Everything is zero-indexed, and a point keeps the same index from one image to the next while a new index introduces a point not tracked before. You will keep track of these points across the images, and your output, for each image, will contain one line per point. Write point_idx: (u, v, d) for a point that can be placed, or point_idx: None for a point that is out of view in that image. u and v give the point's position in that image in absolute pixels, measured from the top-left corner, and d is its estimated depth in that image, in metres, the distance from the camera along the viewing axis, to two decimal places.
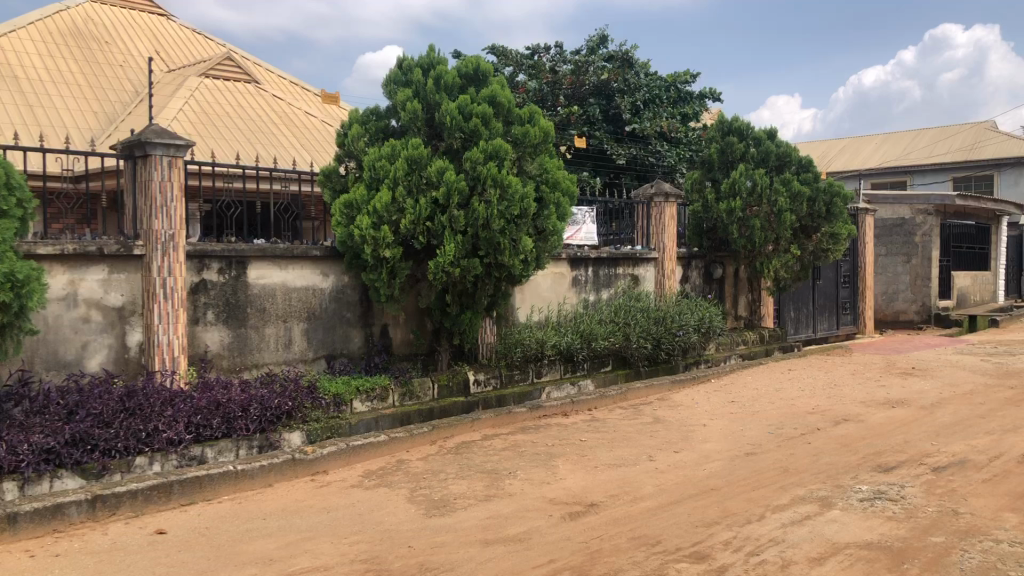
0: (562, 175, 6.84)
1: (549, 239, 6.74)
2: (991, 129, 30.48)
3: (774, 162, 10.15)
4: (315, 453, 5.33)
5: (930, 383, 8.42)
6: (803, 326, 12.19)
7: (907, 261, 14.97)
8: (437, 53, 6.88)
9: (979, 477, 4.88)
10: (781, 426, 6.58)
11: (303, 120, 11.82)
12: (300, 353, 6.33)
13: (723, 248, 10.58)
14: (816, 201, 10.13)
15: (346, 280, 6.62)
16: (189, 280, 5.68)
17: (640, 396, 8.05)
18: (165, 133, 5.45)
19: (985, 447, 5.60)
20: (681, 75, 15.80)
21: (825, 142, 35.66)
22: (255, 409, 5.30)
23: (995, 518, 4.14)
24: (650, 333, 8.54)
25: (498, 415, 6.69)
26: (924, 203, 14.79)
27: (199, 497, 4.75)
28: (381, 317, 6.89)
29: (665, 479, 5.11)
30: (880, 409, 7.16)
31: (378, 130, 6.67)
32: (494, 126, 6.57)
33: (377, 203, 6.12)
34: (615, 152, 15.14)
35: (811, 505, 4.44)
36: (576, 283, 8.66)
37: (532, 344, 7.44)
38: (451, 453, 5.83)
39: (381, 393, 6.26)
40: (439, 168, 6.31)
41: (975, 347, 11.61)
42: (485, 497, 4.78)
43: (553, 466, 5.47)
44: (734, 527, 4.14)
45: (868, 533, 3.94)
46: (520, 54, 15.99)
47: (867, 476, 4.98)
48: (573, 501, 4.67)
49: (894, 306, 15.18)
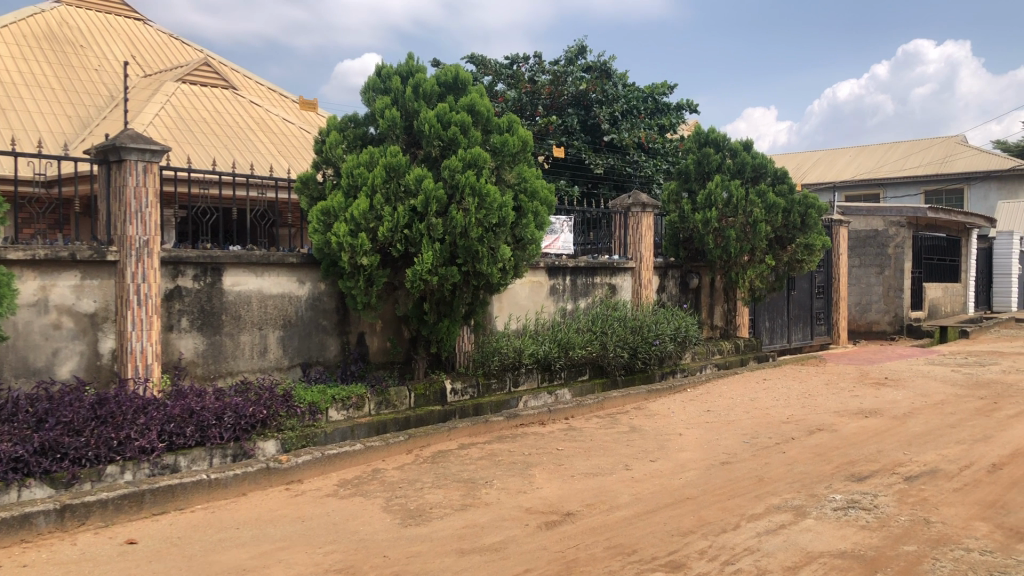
0: (541, 184, 6.86)
1: (527, 248, 6.74)
2: (962, 144, 31.07)
3: (750, 173, 10.26)
4: (289, 462, 5.29)
5: (902, 393, 8.51)
6: (777, 336, 12.30)
7: (880, 272, 15.16)
8: (417, 62, 6.89)
9: (951, 487, 4.93)
10: (756, 436, 6.62)
11: (280, 127, 11.77)
12: (275, 361, 6.28)
13: (699, 259, 10.64)
14: (791, 212, 10.24)
15: (322, 288, 6.59)
16: (163, 287, 5.63)
17: (617, 405, 8.08)
18: (141, 138, 5.37)
19: (956, 457, 5.68)
20: (659, 86, 15.93)
21: (800, 155, 36.09)
22: (229, 417, 5.25)
23: (966, 527, 4.19)
24: (627, 342, 8.59)
25: (475, 424, 6.67)
26: (897, 216, 14.97)
27: (171, 507, 4.69)
28: (358, 325, 6.86)
29: (641, 488, 5.12)
30: (854, 419, 7.23)
31: (356, 137, 6.66)
32: (473, 134, 6.57)
33: (355, 211, 6.10)
34: (593, 162, 15.21)
35: (786, 514, 4.48)
36: (554, 292, 8.68)
37: (509, 352, 7.46)
38: (428, 462, 5.81)
39: (357, 402, 6.23)
40: (418, 175, 6.31)
41: (947, 358, 11.76)
42: (461, 506, 4.77)
43: (530, 475, 5.47)
44: (710, 536, 4.16)
45: (841, 542, 3.98)
46: (499, 63, 16.06)
47: (840, 486, 5.03)
48: (549, 510, 4.67)
49: (868, 316, 15.35)
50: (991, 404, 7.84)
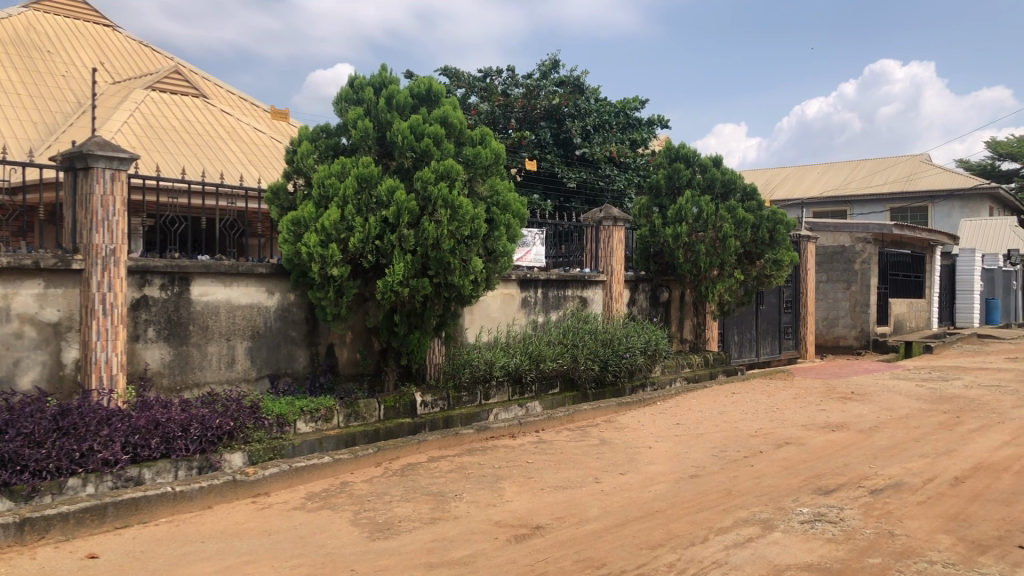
0: (513, 197, 6.87)
1: (499, 260, 6.75)
2: (926, 163, 31.68)
3: (720, 189, 10.38)
4: (256, 475, 5.22)
5: (868, 408, 8.62)
6: (746, 350, 12.40)
7: (847, 288, 15.37)
8: (390, 73, 6.89)
9: (915, 500, 5.00)
10: (724, 449, 6.67)
11: (251, 136, 11.69)
12: (243, 372, 6.21)
13: (669, 273, 10.70)
14: (759, 228, 10.37)
15: (292, 299, 6.53)
16: (130, 296, 5.55)
17: (587, 418, 8.08)
18: (109, 145, 5.34)
19: (919, 470, 5.75)
20: (630, 102, 16.08)
21: (768, 173, 36.55)
22: (196, 429, 5.18)
23: (929, 539, 4.24)
24: (597, 354, 8.61)
25: (444, 437, 6.63)
26: (863, 232, 15.18)
27: (134, 520, 4.61)
28: (327, 337, 6.81)
29: (611, 501, 5.13)
30: (820, 432, 7.30)
31: (328, 148, 6.63)
32: (446, 146, 6.59)
33: (326, 221, 6.06)
34: (566, 175, 15.29)
35: (754, 527, 4.50)
36: (525, 304, 8.68)
37: (480, 365, 7.45)
38: (397, 475, 5.77)
39: (326, 414, 6.18)
40: (390, 186, 6.30)
41: (912, 372, 11.93)
42: (430, 519, 4.74)
43: (499, 488, 5.45)
44: (679, 549, 4.17)
45: (808, 555, 4.01)
46: (472, 76, 16.10)
47: (808, 499, 5.07)
48: (518, 523, 4.66)
49: (835, 331, 15.54)
50: (953, 418, 7.97)
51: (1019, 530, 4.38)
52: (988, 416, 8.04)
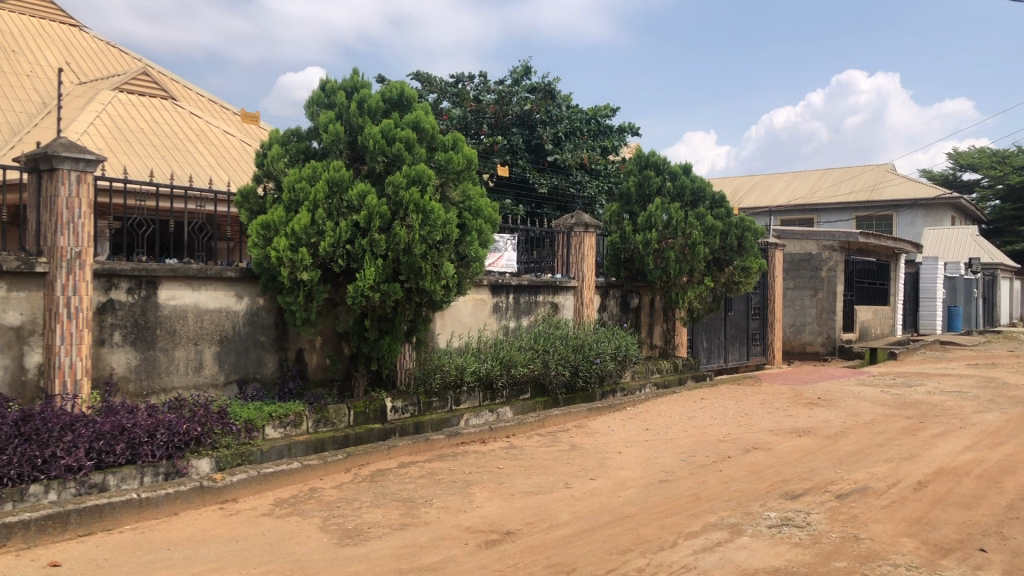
0: (485, 203, 6.88)
1: (471, 266, 6.75)
2: (891, 172, 32.23)
3: (689, 197, 10.49)
4: (223, 481, 5.17)
5: (834, 413, 8.73)
6: (714, 356, 12.51)
7: (814, 295, 15.56)
8: (362, 77, 6.88)
9: (879, 504, 5.07)
10: (693, 454, 6.72)
11: (220, 139, 11.58)
12: (211, 377, 6.14)
13: (639, 279, 10.76)
14: (728, 234, 10.49)
15: (261, 303, 6.47)
16: (96, 300, 5.47)
17: (558, 424, 8.10)
18: (74, 146, 5.25)
19: (884, 475, 5.84)
20: (601, 109, 16.19)
21: (737, 181, 36.96)
22: (162, 434, 5.11)
23: (893, 543, 4.31)
24: (568, 360, 8.64)
25: (415, 442, 6.61)
26: (829, 240, 15.36)
27: (98, 528, 4.54)
28: (297, 342, 6.76)
29: (581, 506, 5.14)
30: (787, 438, 7.38)
31: (298, 151, 6.60)
32: (418, 151, 6.57)
33: (296, 225, 6.02)
34: (537, 181, 15.33)
35: (722, 532, 4.54)
36: (496, 310, 8.68)
37: (451, 370, 7.43)
38: (367, 481, 5.74)
39: (295, 420, 6.13)
40: (361, 191, 6.28)
41: (877, 378, 12.11)
42: (400, 525, 4.72)
43: (470, 494, 5.44)
44: (648, 554, 4.20)
45: (775, 560, 4.05)
46: (444, 81, 16.11)
47: (775, 504, 5.12)
48: (489, 529, 4.66)
49: (802, 337, 15.74)
50: (917, 424, 8.10)
51: (980, 533, 4.46)
52: (950, 421, 8.18)
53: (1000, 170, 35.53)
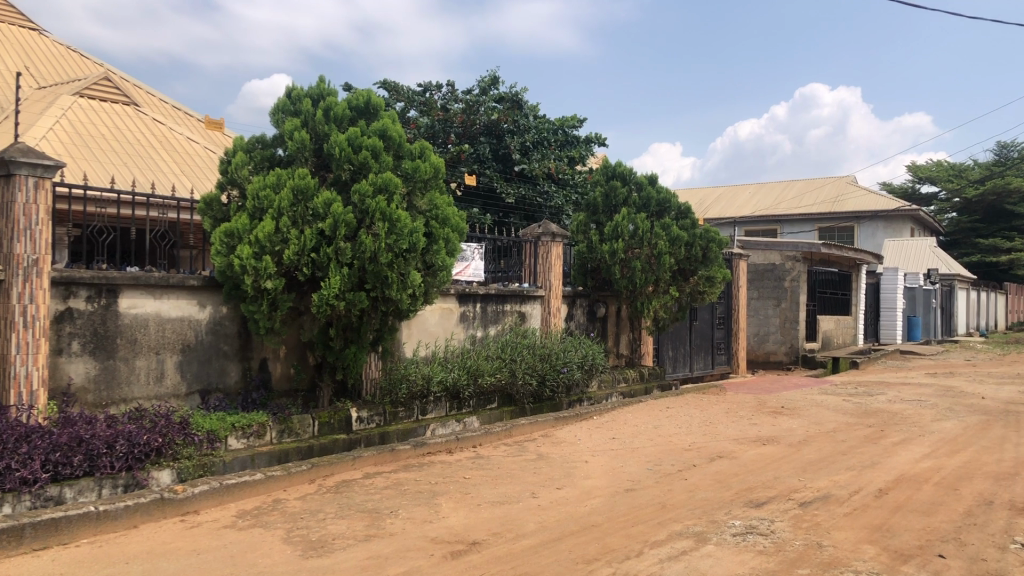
0: (452, 212, 6.88)
1: (438, 274, 6.73)
2: (852, 184, 32.83)
3: (655, 207, 10.59)
4: (185, 493, 5.08)
5: (797, 422, 8.82)
6: (680, 365, 12.60)
7: (777, 305, 15.76)
8: (329, 85, 6.85)
9: (841, 511, 5.14)
10: (659, 463, 6.75)
11: (184, 145, 11.43)
12: (173, 388, 6.05)
13: (605, 289, 10.81)
14: (693, 245, 10.63)
15: (224, 312, 6.39)
16: (54, 308, 5.37)
17: (524, 433, 8.10)
18: (33, 152, 5.16)
19: (846, 483, 5.92)
20: (569, 119, 16.33)
21: (701, 192, 37.39)
22: (122, 446, 5.02)
23: (855, 550, 4.36)
24: (535, 369, 8.64)
25: (380, 453, 6.56)
26: (792, 251, 15.45)
27: (54, 542, 4.44)
28: (260, 351, 6.68)
29: (547, 516, 5.14)
30: (751, 446, 7.45)
31: (263, 159, 6.54)
32: (384, 159, 6.54)
33: (260, 233, 5.95)
34: (504, 191, 15.37)
35: (687, 540, 4.56)
36: (463, 319, 8.67)
37: (417, 380, 7.41)
38: (331, 492, 5.67)
39: (258, 430, 6.05)
40: (326, 199, 6.23)
41: (839, 387, 12.27)
42: (365, 537, 4.67)
43: (436, 504, 5.40)
44: (614, 563, 4.21)
45: (740, 568, 4.08)
46: (412, 90, 16.09)
47: (739, 512, 5.16)
48: (455, 539, 4.63)
49: (766, 347, 15.93)
50: (878, 432, 8.23)
51: (939, 539, 4.54)
52: (910, 429, 8.32)
53: (957, 184, 36.41)
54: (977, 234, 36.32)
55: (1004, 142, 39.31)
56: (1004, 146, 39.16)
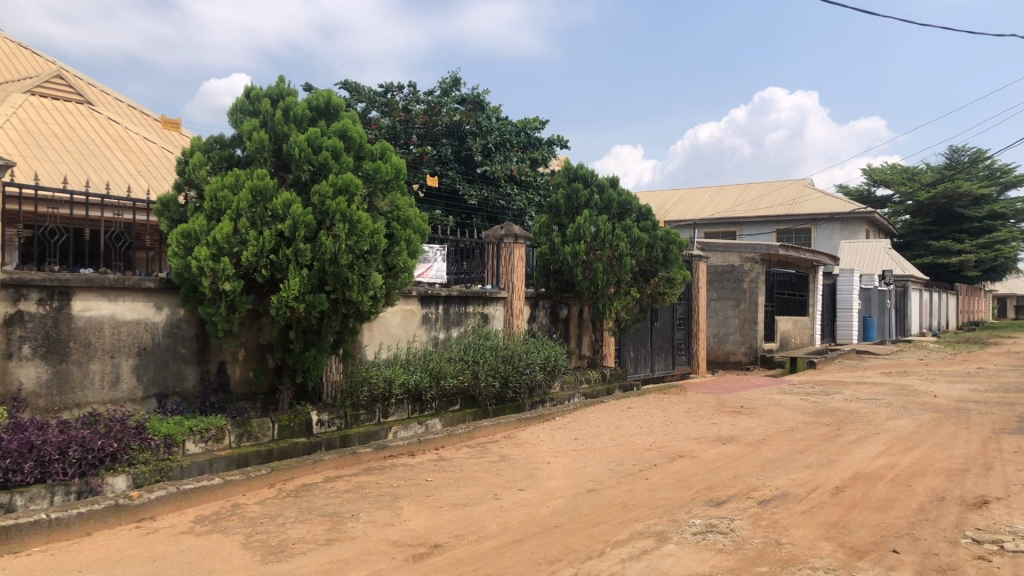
0: (414, 213, 6.86)
1: (399, 276, 6.71)
2: (810, 187, 33.40)
3: (616, 209, 10.69)
4: (140, 498, 4.99)
5: (756, 421, 8.94)
6: (641, 365, 12.69)
7: (736, 305, 15.95)
8: (288, 85, 6.78)
9: (799, 509, 5.21)
10: (620, 463, 6.80)
11: (140, 145, 11.24)
12: (128, 392, 5.94)
13: (568, 290, 10.85)
14: (654, 247, 10.74)
15: (181, 314, 6.29)
16: (3, 311, 5.24)
17: (487, 434, 8.10)
18: None
19: (804, 481, 6.01)
20: (531, 121, 16.39)
21: (662, 194, 37.73)
22: (75, 451, 4.92)
23: (812, 547, 4.43)
24: (498, 371, 8.64)
25: (341, 456, 6.51)
26: (751, 252, 15.69)
27: (4, 551, 4.33)
28: (219, 354, 6.59)
29: (510, 518, 5.13)
30: (711, 446, 7.54)
31: (221, 159, 6.46)
32: (345, 159, 6.50)
33: (217, 234, 5.86)
34: (467, 193, 15.35)
35: (648, 540, 4.60)
36: (426, 320, 8.63)
37: (380, 383, 7.36)
38: (291, 496, 5.61)
39: (217, 434, 5.97)
40: (286, 200, 6.17)
41: (797, 387, 12.46)
42: (325, 541, 4.63)
43: (398, 507, 5.38)
44: (576, 563, 4.22)
45: (700, 566, 4.12)
46: (373, 90, 16.01)
47: (699, 511, 5.21)
48: (417, 542, 4.61)
49: (725, 347, 16.12)
50: (834, 430, 8.37)
51: (893, 535, 4.63)
52: (865, 428, 8.47)
53: (910, 186, 37.21)
54: (929, 236, 37.11)
55: (955, 146, 40.33)
56: (955, 150, 40.13)
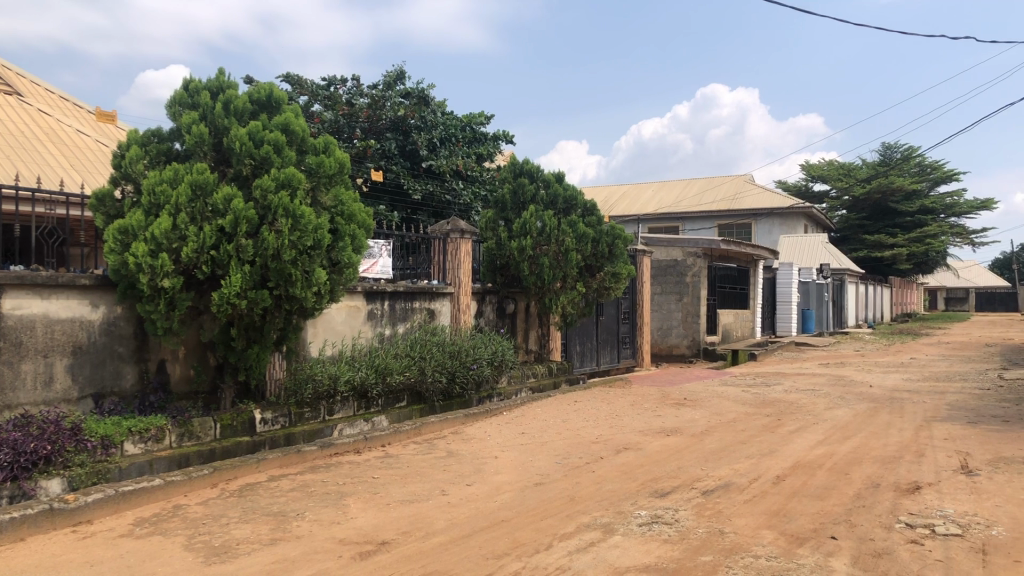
0: (358, 208, 6.79)
1: (344, 271, 6.64)
2: (750, 183, 34.07)
3: (562, 205, 10.76)
4: (76, 502, 4.85)
5: (699, 413, 9.10)
6: (587, 359, 12.80)
7: (680, 299, 16.21)
8: (228, 77, 6.65)
9: (741, 499, 5.32)
10: (567, 456, 6.85)
11: (73, 138, 10.90)
12: (63, 392, 5.76)
13: (514, 285, 10.85)
14: (600, 242, 10.88)
15: (118, 312, 6.13)
16: None
17: (434, 431, 8.07)
18: None
19: (745, 471, 6.13)
20: (476, 116, 16.42)
21: (606, 190, 38.04)
22: (6, 454, 4.76)
23: (754, 535, 4.53)
24: (445, 366, 8.62)
25: (286, 455, 6.42)
26: (693, 247, 15.98)
27: None
28: (158, 352, 6.44)
29: (457, 513, 5.13)
30: (656, 438, 7.64)
31: (159, 153, 6.30)
32: (287, 154, 6.41)
33: (156, 230, 5.72)
34: (411, 187, 15.22)
35: (595, 532, 4.64)
36: (371, 317, 8.56)
37: (324, 380, 7.28)
38: (235, 496, 5.52)
39: (157, 434, 5.84)
40: (226, 195, 6.05)
41: (738, 378, 12.70)
42: (270, 540, 4.56)
43: (344, 505, 5.32)
44: (524, 557, 4.24)
45: (646, 557, 4.17)
46: (316, 84, 15.80)
47: (645, 502, 5.28)
48: (364, 540, 4.58)
49: (669, 340, 16.36)
50: (775, 421, 8.56)
51: (831, 522, 4.76)
52: (804, 418, 8.69)
53: (846, 182, 38.20)
54: (864, 231, 38.18)
55: (888, 144, 41.54)
56: (889, 147, 41.35)
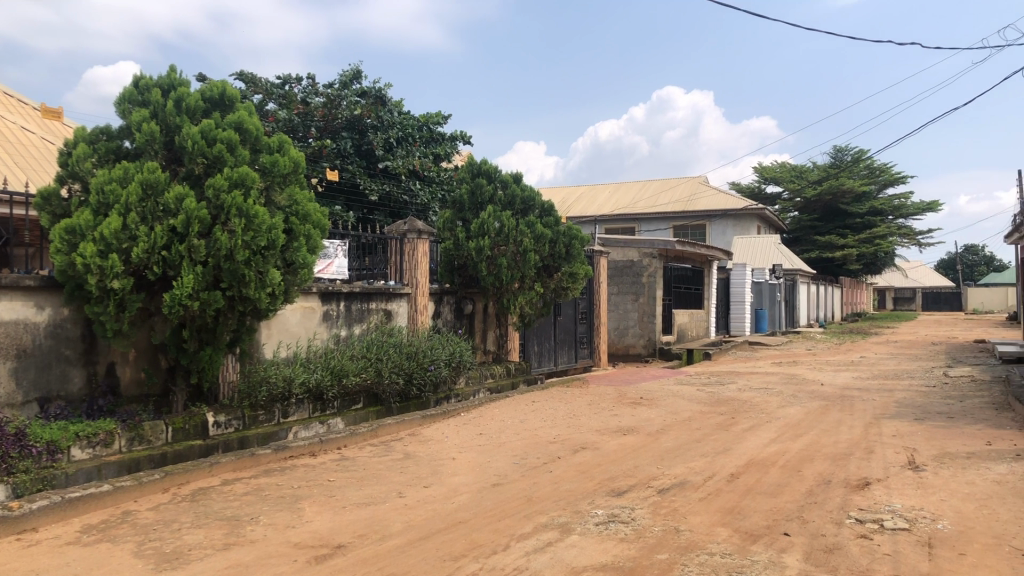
0: (313, 207, 6.72)
1: (298, 272, 6.57)
2: (705, 184, 34.51)
3: (520, 205, 10.79)
4: (21, 509, 4.72)
5: (655, 412, 9.19)
6: (545, 359, 12.83)
7: (636, 299, 16.35)
8: (179, 75, 6.52)
9: (696, 497, 5.37)
10: (525, 456, 6.86)
11: (18, 135, 10.60)
12: (6, 397, 5.58)
13: (472, 285, 10.83)
14: (557, 242, 10.94)
15: (65, 314, 5.98)
16: None
17: (391, 432, 8.02)
18: None
19: (700, 469, 6.20)
20: (433, 116, 16.38)
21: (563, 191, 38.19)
22: None
23: (709, 533, 4.58)
24: (402, 367, 8.58)
25: (239, 458, 6.32)
26: (649, 248, 16.10)
27: None
28: (107, 354, 6.30)
29: (414, 515, 5.10)
30: (613, 437, 7.69)
31: (108, 151, 6.16)
32: (241, 153, 6.32)
33: (105, 230, 5.59)
34: (368, 187, 15.12)
35: (552, 532, 4.65)
36: (327, 318, 8.47)
37: (279, 382, 7.17)
38: (187, 500, 5.42)
39: (106, 439, 5.70)
40: (178, 194, 5.94)
41: (694, 377, 12.85)
42: (224, 545, 4.49)
43: (299, 509, 5.26)
44: (481, 558, 4.23)
45: (602, 556, 4.20)
46: (270, 82, 15.61)
47: (602, 501, 5.31)
48: (319, 544, 4.53)
49: (626, 340, 16.47)
50: (729, 419, 8.67)
51: (784, 518, 4.83)
52: (758, 416, 8.83)
53: (798, 184, 38.89)
54: (816, 232, 38.92)
55: (838, 147, 42.37)
56: (839, 150, 42.21)
